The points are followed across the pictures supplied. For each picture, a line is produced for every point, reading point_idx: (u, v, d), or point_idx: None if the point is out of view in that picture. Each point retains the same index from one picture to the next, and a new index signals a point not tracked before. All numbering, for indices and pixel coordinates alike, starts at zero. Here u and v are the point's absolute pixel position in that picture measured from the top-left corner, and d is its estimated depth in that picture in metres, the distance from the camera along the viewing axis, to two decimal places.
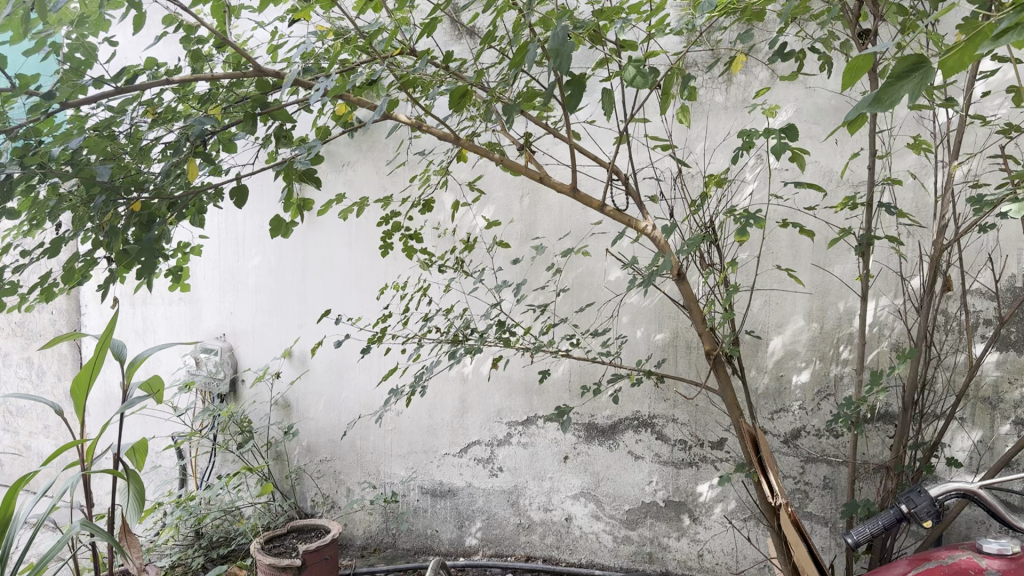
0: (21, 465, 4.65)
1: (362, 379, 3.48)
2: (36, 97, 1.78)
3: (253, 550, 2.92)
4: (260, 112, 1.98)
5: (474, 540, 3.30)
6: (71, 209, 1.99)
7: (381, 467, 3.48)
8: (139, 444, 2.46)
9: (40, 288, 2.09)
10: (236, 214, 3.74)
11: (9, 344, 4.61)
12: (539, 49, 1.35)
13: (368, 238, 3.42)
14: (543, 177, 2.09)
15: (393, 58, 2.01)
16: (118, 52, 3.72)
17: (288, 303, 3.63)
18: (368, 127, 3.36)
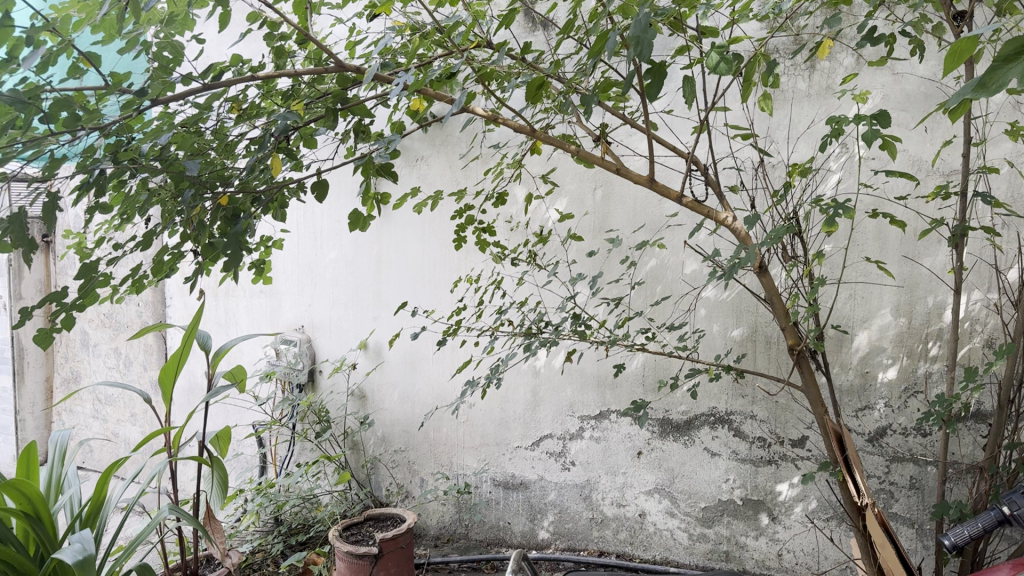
0: (110, 452, 4.84)
1: (436, 371, 3.51)
2: (128, 95, 1.82)
3: (331, 537, 2.98)
4: (340, 107, 2.00)
5: (546, 534, 3.29)
6: (160, 204, 2.05)
7: (454, 458, 3.51)
8: (223, 433, 2.72)
9: (131, 281, 2.16)
10: (315, 209, 3.81)
11: (98, 335, 4.80)
12: (619, 37, 1.32)
13: (443, 231, 3.45)
14: (619, 168, 2.05)
15: (471, 51, 2.01)
16: (204, 50, 3.85)
17: (364, 295, 3.69)
18: (443, 121, 3.38)
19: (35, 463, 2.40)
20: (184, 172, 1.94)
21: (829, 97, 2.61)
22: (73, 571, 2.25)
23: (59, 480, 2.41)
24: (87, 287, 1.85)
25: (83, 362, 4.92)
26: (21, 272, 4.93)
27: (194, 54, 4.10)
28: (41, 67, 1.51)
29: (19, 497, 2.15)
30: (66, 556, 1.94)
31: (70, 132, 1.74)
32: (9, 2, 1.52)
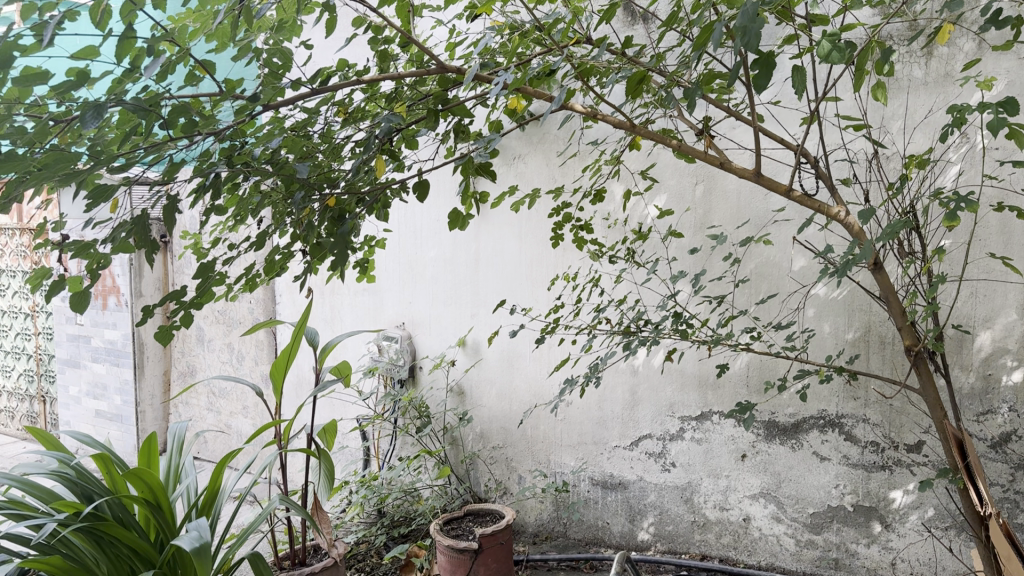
0: (223, 443, 5.05)
1: (534, 369, 3.52)
2: (241, 101, 1.88)
3: (432, 531, 3.03)
4: (441, 108, 2.03)
5: (647, 535, 3.25)
6: (271, 205, 2.13)
7: (552, 457, 3.51)
8: (329, 426, 2.83)
9: (244, 280, 2.25)
10: (416, 208, 3.88)
11: (213, 331, 5.03)
12: (725, 27, 1.27)
13: (541, 229, 3.45)
14: (723, 162, 2.01)
15: (571, 48, 2.00)
16: (313, 55, 3.98)
17: (463, 293, 3.73)
18: (541, 119, 3.38)
19: (155, 452, 2.53)
20: (294, 175, 2.00)
21: (948, 84, 2.48)
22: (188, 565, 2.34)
23: (177, 468, 2.54)
24: (204, 286, 1.93)
25: (199, 356, 5.16)
26: (142, 271, 5.20)
27: (303, 59, 4.24)
28: (161, 75, 1.57)
29: (140, 484, 2.26)
30: (184, 543, 2.03)
31: (187, 137, 1.81)
32: (132, 13, 1.59)
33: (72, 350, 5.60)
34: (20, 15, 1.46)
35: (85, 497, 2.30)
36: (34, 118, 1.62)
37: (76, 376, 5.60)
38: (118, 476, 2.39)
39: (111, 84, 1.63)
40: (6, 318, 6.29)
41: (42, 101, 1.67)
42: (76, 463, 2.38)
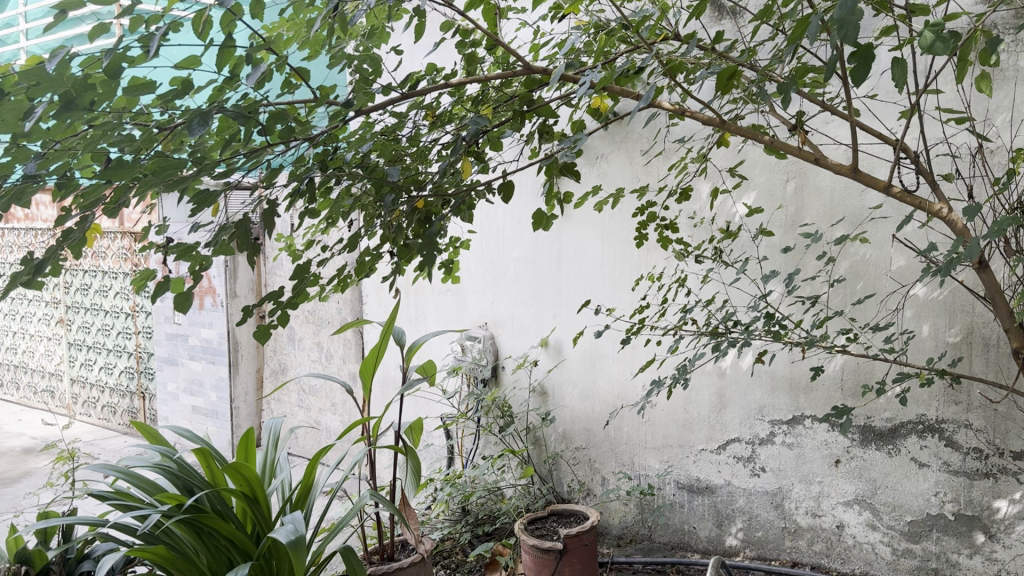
0: (313, 439, 5.20)
1: (618, 369, 3.49)
2: (334, 106, 1.92)
3: (517, 530, 3.05)
4: (527, 109, 2.04)
5: (735, 541, 3.20)
6: (363, 208, 2.18)
7: (637, 459, 3.48)
8: (417, 424, 2.89)
9: (336, 280, 2.31)
10: (499, 208, 3.91)
11: (303, 330, 5.17)
12: (822, 20, 1.23)
13: (624, 229, 3.43)
14: (818, 159, 1.97)
15: (659, 45, 1.98)
16: (402, 60, 4.05)
17: (546, 293, 3.74)
18: (626, 118, 3.36)
19: (252, 447, 2.62)
20: (384, 179, 2.04)
21: None
22: (281, 560, 2.40)
23: (273, 463, 2.63)
24: (299, 287, 1.99)
25: (289, 355, 5.31)
26: (237, 272, 5.39)
27: (393, 64, 4.32)
28: (260, 83, 1.62)
29: (240, 478, 2.34)
30: (281, 536, 2.10)
31: (283, 142, 1.87)
32: (232, 23, 1.64)
33: (171, 348, 5.85)
34: (129, 28, 1.52)
35: (186, 489, 2.40)
36: (142, 127, 1.69)
37: (174, 373, 5.84)
38: (217, 469, 2.48)
39: (212, 92, 1.69)
40: (109, 318, 6.62)
41: (147, 109, 1.74)
42: (178, 456, 2.48)
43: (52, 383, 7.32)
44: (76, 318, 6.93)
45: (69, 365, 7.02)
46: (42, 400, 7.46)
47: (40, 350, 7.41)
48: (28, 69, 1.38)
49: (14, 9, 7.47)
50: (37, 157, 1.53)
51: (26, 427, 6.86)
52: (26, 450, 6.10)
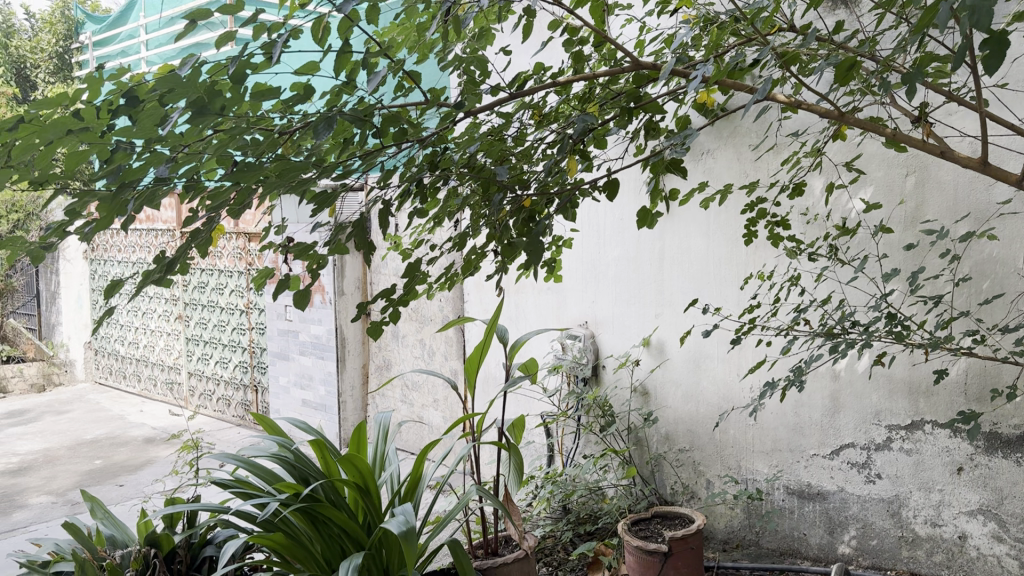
0: (416, 433, 5.30)
1: (724, 370, 3.42)
2: (445, 108, 1.95)
3: (621, 531, 3.02)
4: (633, 106, 1.99)
5: (847, 549, 3.09)
6: (471, 207, 2.21)
7: (743, 462, 3.40)
8: (519, 420, 2.92)
9: (443, 278, 2.36)
10: (602, 206, 3.89)
11: (407, 327, 5.28)
12: (952, 4, 1.16)
13: (730, 227, 3.36)
14: (943, 151, 1.90)
15: (773, 37, 1.93)
16: (509, 60, 4.08)
17: (647, 291, 3.70)
18: (734, 113, 3.29)
19: (364, 440, 2.70)
20: (492, 178, 2.06)
21: None
22: (388, 551, 2.44)
23: (382, 456, 2.70)
24: (409, 285, 2.04)
25: (393, 351, 5.43)
26: (344, 270, 5.56)
27: (501, 64, 4.36)
28: (376, 87, 1.67)
29: (351, 468, 2.43)
30: (393, 526, 2.15)
31: (396, 144, 1.92)
32: (350, 28, 1.68)
33: (282, 344, 6.08)
34: (254, 36, 1.58)
35: (302, 479, 2.49)
36: (264, 132, 1.76)
37: (285, 367, 6.06)
38: (331, 460, 2.57)
39: (331, 96, 1.75)
40: (225, 314, 6.93)
41: (268, 114, 1.81)
42: (295, 447, 2.57)
43: (172, 375, 7.72)
44: (194, 314, 7.30)
45: (187, 359, 7.40)
46: (162, 392, 7.88)
47: (160, 344, 7.83)
48: (165, 77, 1.45)
49: (137, 23, 7.92)
50: (169, 161, 1.60)
51: (149, 417, 7.25)
52: (149, 439, 6.45)
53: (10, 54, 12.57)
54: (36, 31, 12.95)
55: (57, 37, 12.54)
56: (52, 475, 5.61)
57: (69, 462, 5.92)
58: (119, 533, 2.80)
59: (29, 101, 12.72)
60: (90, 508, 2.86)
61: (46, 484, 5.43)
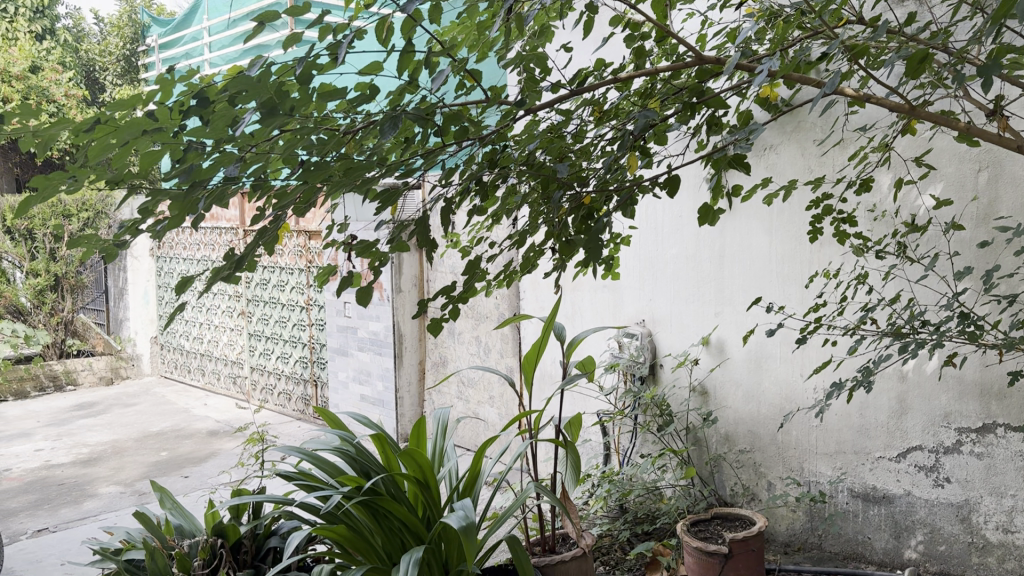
0: (472, 429, 5.34)
1: (787, 370, 3.36)
2: (505, 106, 1.95)
3: (680, 531, 3.00)
4: (696, 101, 1.96)
5: (914, 554, 3.02)
6: (530, 205, 2.22)
7: (806, 464, 3.34)
8: (576, 418, 2.92)
9: (502, 275, 2.37)
10: (661, 203, 3.86)
11: (463, 324, 5.32)
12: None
13: (794, 224, 3.30)
14: (1019, 145, 1.87)
15: (840, 30, 1.88)
16: (569, 57, 4.07)
17: (707, 289, 3.66)
18: (798, 107, 3.23)
19: (423, 435, 2.73)
20: (552, 175, 2.07)
21: None
22: (448, 546, 2.47)
23: (441, 451, 2.73)
24: (469, 282, 2.05)
25: (450, 348, 5.47)
26: (402, 268, 5.61)
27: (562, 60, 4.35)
28: (439, 86, 1.68)
29: (412, 463, 2.46)
30: (453, 522, 2.17)
31: (456, 143, 1.93)
32: (413, 28, 1.70)
33: (341, 339, 6.18)
34: (319, 37, 1.61)
35: (363, 473, 2.53)
36: (328, 132, 1.79)
37: (344, 363, 6.15)
38: (392, 455, 2.60)
39: (394, 95, 1.77)
40: (286, 310, 7.07)
41: (333, 114, 1.84)
42: (357, 441, 2.61)
43: (234, 370, 7.91)
44: (257, 310, 7.46)
45: (250, 354, 7.58)
46: (225, 386, 8.07)
47: (224, 340, 8.02)
48: (235, 78, 1.48)
49: (200, 25, 8.11)
50: (238, 161, 1.63)
51: (213, 411, 7.44)
52: (213, 432, 6.62)
53: (80, 57, 13.02)
54: (104, 35, 13.37)
55: (125, 40, 13.20)
56: (121, 466, 5.80)
57: (137, 453, 6.11)
58: (187, 523, 2.89)
59: (98, 103, 13.19)
60: (159, 499, 2.95)
61: (115, 474, 5.62)
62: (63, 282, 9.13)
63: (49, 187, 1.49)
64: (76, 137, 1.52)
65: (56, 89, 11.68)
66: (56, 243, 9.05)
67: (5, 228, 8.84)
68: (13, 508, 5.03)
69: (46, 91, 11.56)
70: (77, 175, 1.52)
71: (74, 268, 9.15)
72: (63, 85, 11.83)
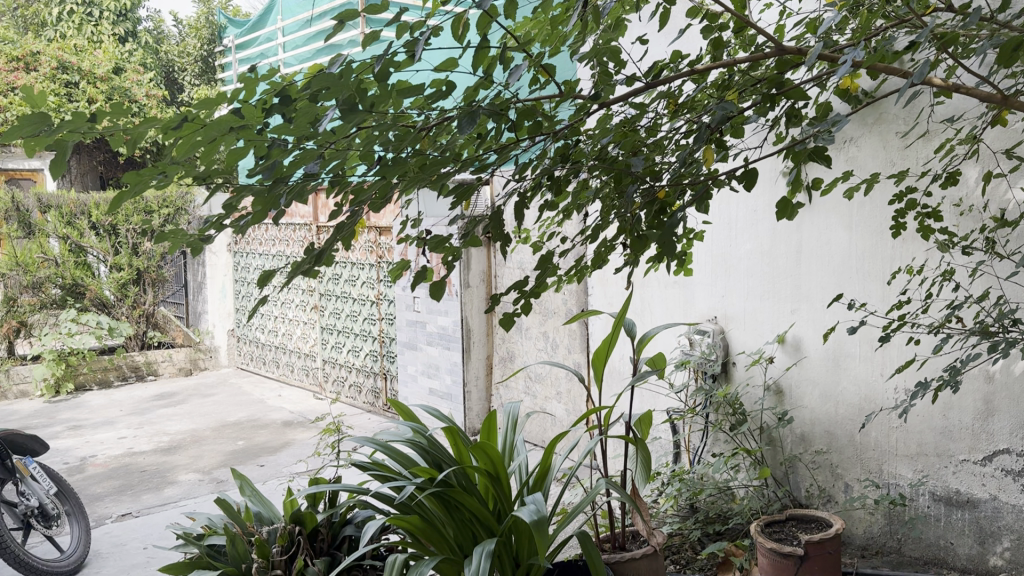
0: (540, 424, 5.35)
1: (866, 369, 3.28)
2: (580, 100, 1.95)
3: (753, 532, 2.95)
4: (775, 92, 1.92)
5: (999, 561, 2.92)
6: (602, 200, 2.21)
7: (884, 466, 3.25)
8: (645, 416, 2.89)
9: (574, 271, 2.37)
10: (735, 198, 3.80)
11: (530, 319, 5.33)
12: None
13: (875, 218, 3.21)
14: None
15: (927, 19, 1.82)
16: (645, 49, 4.04)
17: (783, 286, 3.59)
18: (880, 98, 3.13)
19: (493, 430, 2.75)
20: (625, 170, 2.06)
21: None
22: (517, 541, 2.48)
23: (512, 446, 2.75)
24: (542, 277, 2.06)
25: (518, 343, 5.48)
26: (470, 263, 5.64)
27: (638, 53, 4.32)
28: (515, 81, 1.69)
29: (483, 455, 2.48)
30: (525, 515, 2.19)
31: (530, 138, 1.94)
32: (488, 23, 1.71)
33: (410, 334, 6.25)
34: (397, 35, 1.63)
35: (435, 465, 2.57)
36: (405, 129, 1.82)
37: (414, 357, 6.23)
38: (463, 447, 2.63)
39: (469, 91, 1.78)
40: (357, 304, 7.20)
41: (408, 111, 1.87)
42: (429, 433, 2.64)
43: (307, 362, 8.09)
44: (329, 305, 7.61)
45: (322, 347, 7.74)
46: (299, 378, 8.26)
47: (297, 333, 8.22)
48: (318, 75, 1.52)
49: (276, 26, 8.31)
50: (319, 158, 1.67)
51: (287, 402, 7.63)
52: (287, 423, 6.79)
53: (160, 59, 13.55)
54: (183, 37, 13.85)
55: (203, 41, 13.60)
56: (200, 454, 6.00)
57: (215, 442, 6.31)
58: (265, 510, 2.96)
59: (177, 103, 13.68)
60: (239, 486, 3.04)
61: (194, 462, 5.81)
62: (145, 275, 9.43)
63: (140, 183, 1.55)
64: (164, 136, 1.57)
65: (138, 90, 12.15)
66: (139, 238, 9.39)
67: (91, 224, 9.22)
68: (99, 493, 5.26)
69: (129, 92, 12.05)
70: (167, 172, 1.58)
71: (155, 262, 9.48)
72: (144, 85, 12.31)
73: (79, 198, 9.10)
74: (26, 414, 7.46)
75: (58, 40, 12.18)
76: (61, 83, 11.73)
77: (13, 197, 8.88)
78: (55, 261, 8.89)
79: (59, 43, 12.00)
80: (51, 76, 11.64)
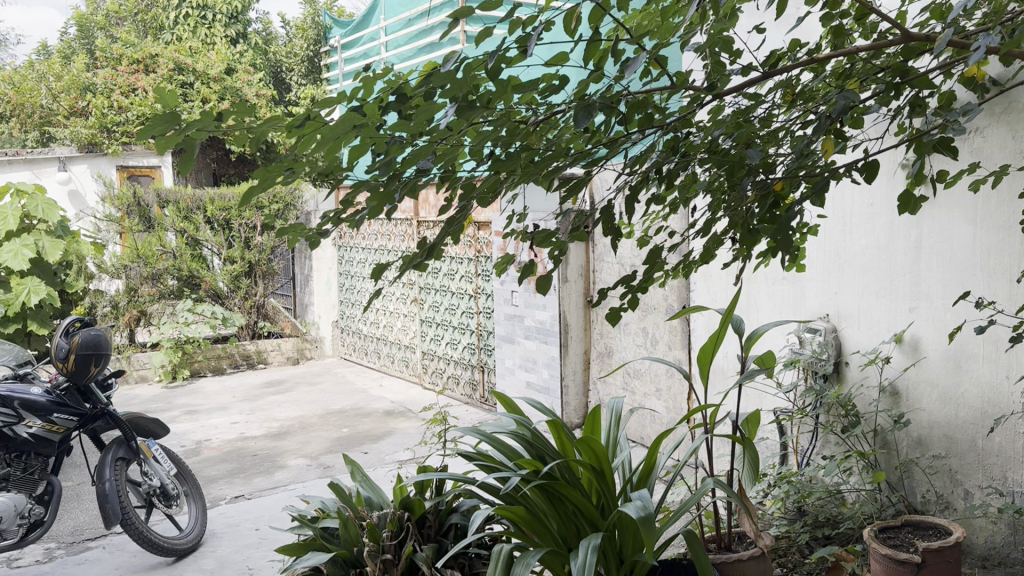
0: (639, 420, 5.31)
1: (991, 371, 3.11)
2: (692, 93, 1.91)
3: (866, 537, 2.85)
4: (899, 80, 1.84)
5: None
6: (711, 195, 2.17)
7: (1010, 474, 3.08)
8: (753, 415, 2.80)
9: (679, 267, 2.35)
10: (850, 191, 3.67)
11: (630, 315, 5.30)
12: None
13: (1003, 212, 3.04)
14: None
15: None
16: (762, 39, 3.96)
17: (900, 283, 3.45)
18: (1011, 85, 2.96)
19: (598, 425, 2.75)
20: (737, 163, 2.02)
21: None
22: (621, 538, 2.47)
23: (615, 441, 2.74)
24: (650, 272, 2.05)
25: (616, 339, 5.45)
26: (568, 258, 5.66)
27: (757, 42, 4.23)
28: (627, 74, 1.68)
29: (587, 449, 2.49)
30: (631, 512, 2.18)
31: (640, 132, 1.92)
32: (600, 15, 1.69)
33: (509, 327, 6.30)
34: (509, 30, 1.63)
35: (539, 457, 2.59)
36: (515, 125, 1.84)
37: (512, 350, 6.28)
38: (566, 441, 2.64)
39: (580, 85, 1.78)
40: (456, 298, 7.31)
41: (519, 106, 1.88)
42: (533, 426, 2.66)
43: (407, 353, 8.28)
44: (429, 298, 7.76)
45: (421, 339, 7.90)
46: (399, 368, 8.47)
47: (398, 325, 8.42)
48: (435, 74, 1.54)
49: (379, 25, 8.51)
50: (433, 154, 1.70)
51: (388, 392, 7.83)
52: (388, 412, 6.97)
53: (269, 59, 14.12)
54: (290, 37, 14.39)
55: (309, 41, 14.06)
56: (307, 441, 6.22)
57: (320, 429, 6.53)
58: (375, 495, 3.06)
59: (284, 101, 14.21)
60: (350, 472, 3.15)
61: (302, 448, 6.04)
62: (256, 268, 9.83)
63: (267, 178, 1.63)
64: (288, 135, 1.63)
65: (249, 89, 12.67)
66: (250, 232, 9.80)
67: (207, 219, 9.67)
68: (213, 475, 5.53)
69: (240, 91, 12.59)
70: (292, 168, 1.65)
71: (266, 256, 9.86)
72: (254, 85, 12.84)
73: (195, 194, 9.55)
74: (147, 399, 7.91)
75: (176, 43, 12.83)
76: (178, 83, 12.36)
77: (135, 192, 9.39)
78: (173, 254, 9.37)
79: (177, 46, 12.67)
80: (168, 77, 12.26)
